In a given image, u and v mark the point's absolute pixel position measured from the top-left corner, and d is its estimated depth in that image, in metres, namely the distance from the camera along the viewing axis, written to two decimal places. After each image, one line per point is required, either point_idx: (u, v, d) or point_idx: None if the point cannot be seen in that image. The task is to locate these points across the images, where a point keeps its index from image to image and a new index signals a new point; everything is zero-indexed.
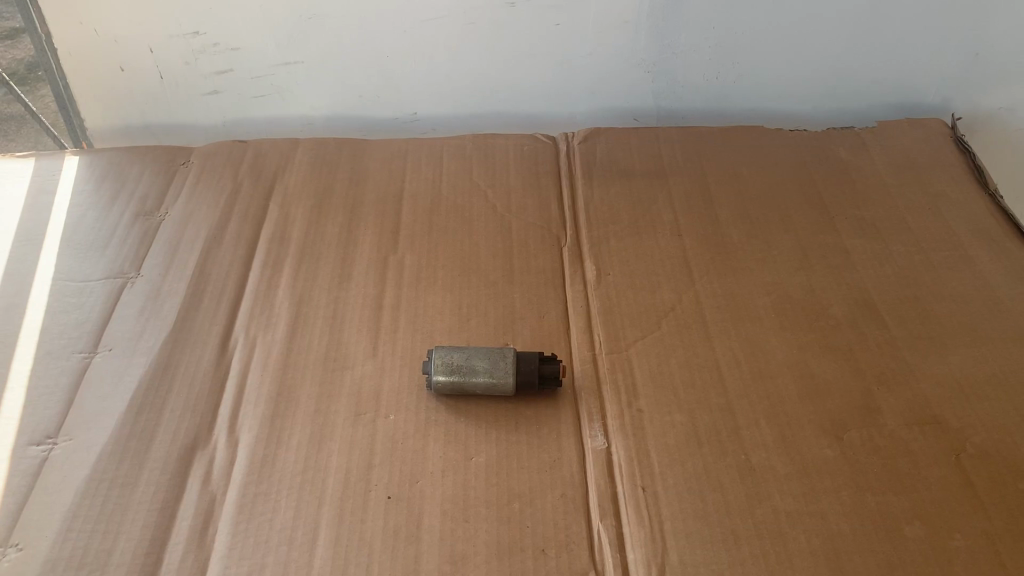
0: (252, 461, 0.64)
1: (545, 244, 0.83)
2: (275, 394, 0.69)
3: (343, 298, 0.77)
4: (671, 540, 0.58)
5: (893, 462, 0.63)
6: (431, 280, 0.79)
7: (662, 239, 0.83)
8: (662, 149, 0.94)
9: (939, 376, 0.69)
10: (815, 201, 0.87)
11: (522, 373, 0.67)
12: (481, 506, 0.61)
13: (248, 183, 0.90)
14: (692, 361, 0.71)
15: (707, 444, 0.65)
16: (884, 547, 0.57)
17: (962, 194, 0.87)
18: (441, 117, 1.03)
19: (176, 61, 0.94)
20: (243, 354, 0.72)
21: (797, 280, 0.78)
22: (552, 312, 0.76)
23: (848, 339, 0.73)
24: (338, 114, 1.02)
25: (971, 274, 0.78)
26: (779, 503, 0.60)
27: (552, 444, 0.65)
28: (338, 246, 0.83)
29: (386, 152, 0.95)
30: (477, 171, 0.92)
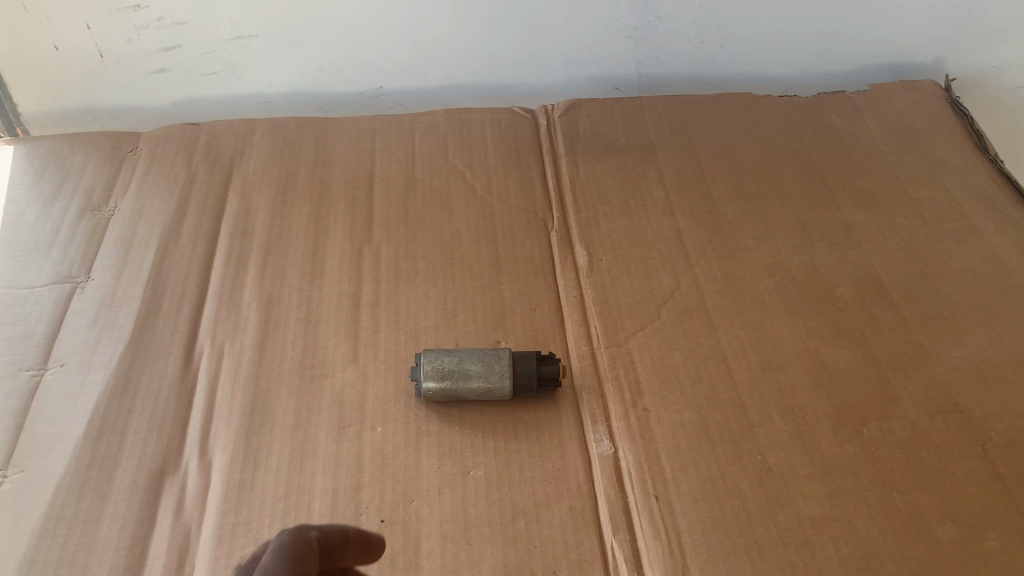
0: (229, 485, 0.58)
1: (531, 229, 0.77)
2: (248, 409, 0.63)
3: (316, 297, 0.71)
4: (691, 554, 0.54)
5: (917, 456, 0.59)
6: (411, 274, 0.73)
7: (655, 219, 0.78)
8: (647, 121, 0.89)
9: (956, 360, 0.65)
10: (810, 172, 0.83)
11: (519, 376, 0.62)
12: (484, 526, 0.56)
13: (204, 171, 0.83)
14: (696, 352, 0.67)
15: (720, 445, 0.60)
16: (917, 551, 0.54)
17: (962, 160, 0.83)
18: (410, 91, 0.96)
19: (116, 37, 0.86)
20: (210, 364, 0.66)
21: (800, 258, 0.74)
22: (544, 303, 0.71)
23: (857, 322, 0.69)
24: (297, 91, 0.95)
25: (979, 247, 0.74)
26: (802, 508, 0.57)
27: (555, 452, 0.61)
28: (307, 239, 0.76)
29: (352, 132, 0.88)
30: (453, 150, 0.86)
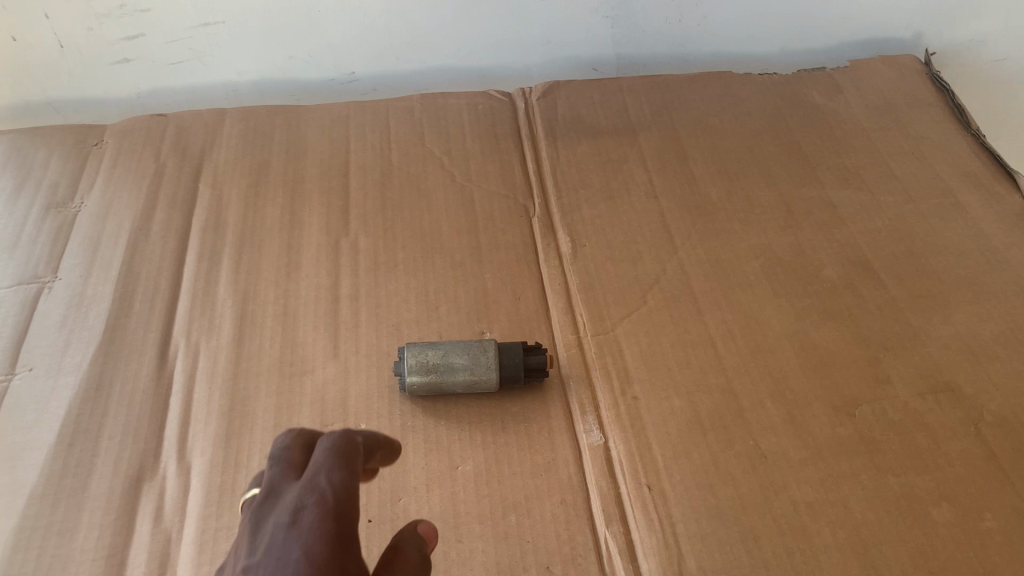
0: (209, 489, 0.56)
1: (512, 216, 0.76)
2: (226, 409, 0.61)
3: (293, 291, 0.69)
4: (686, 544, 0.53)
5: (910, 437, 0.58)
6: (391, 264, 0.71)
7: (638, 202, 0.77)
8: (627, 102, 0.87)
9: (946, 338, 0.65)
10: (793, 151, 0.82)
11: (505, 368, 0.61)
12: (474, 523, 0.55)
13: (173, 163, 0.80)
14: (684, 338, 0.66)
15: (711, 432, 0.59)
16: (913, 535, 0.53)
17: (944, 136, 0.83)
18: (383, 76, 0.94)
19: (76, 27, 0.83)
20: (185, 364, 0.64)
21: (785, 239, 0.73)
22: (528, 291, 0.69)
23: (845, 302, 0.68)
24: (267, 79, 0.92)
25: (965, 223, 0.74)
26: (797, 494, 0.56)
27: (544, 444, 0.59)
28: (282, 232, 0.74)
29: (325, 120, 0.86)
30: (430, 136, 0.84)
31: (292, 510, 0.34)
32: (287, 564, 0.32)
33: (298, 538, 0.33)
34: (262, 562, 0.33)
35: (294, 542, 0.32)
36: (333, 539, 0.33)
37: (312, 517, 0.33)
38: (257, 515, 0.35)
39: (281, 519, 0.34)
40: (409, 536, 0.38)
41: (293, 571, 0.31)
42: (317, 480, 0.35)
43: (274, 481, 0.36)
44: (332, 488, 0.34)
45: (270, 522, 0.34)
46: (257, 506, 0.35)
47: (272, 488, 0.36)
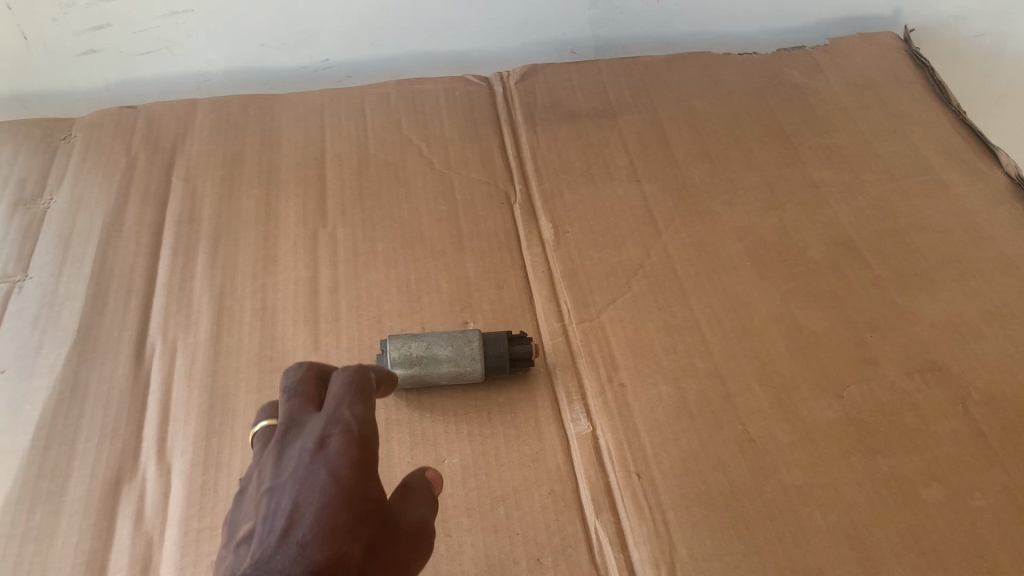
0: (191, 488, 0.55)
1: (492, 203, 0.75)
2: (206, 407, 0.60)
3: (271, 285, 0.68)
4: (677, 532, 0.53)
5: (899, 418, 0.58)
6: (370, 255, 0.70)
7: (620, 187, 0.76)
8: (607, 85, 0.86)
9: (932, 317, 0.64)
10: (774, 131, 0.81)
11: (490, 359, 0.60)
12: (462, 516, 0.54)
13: (144, 156, 0.78)
14: (670, 323, 0.65)
15: (699, 417, 0.59)
16: (904, 516, 0.53)
17: (925, 114, 0.82)
18: (357, 62, 0.92)
19: (40, 19, 0.80)
20: (163, 361, 0.63)
21: (769, 220, 0.73)
22: (511, 279, 0.68)
23: (830, 283, 0.68)
24: (239, 67, 0.90)
25: (947, 200, 0.74)
26: (786, 477, 0.55)
27: (531, 434, 0.59)
28: (258, 224, 0.73)
29: (299, 108, 0.84)
30: (407, 122, 0.82)
31: (319, 438, 0.37)
32: (317, 484, 0.35)
33: (326, 461, 0.36)
34: (287, 481, 0.36)
35: (322, 464, 0.36)
36: (358, 466, 0.36)
37: (339, 443, 0.37)
38: (281, 441, 0.38)
39: (308, 445, 0.37)
40: (421, 479, 0.44)
41: (323, 489, 0.35)
42: (340, 413, 0.39)
43: (295, 412, 0.39)
44: (354, 420, 0.38)
45: (295, 447, 0.38)
46: (280, 435, 0.39)
47: (292, 420, 0.39)
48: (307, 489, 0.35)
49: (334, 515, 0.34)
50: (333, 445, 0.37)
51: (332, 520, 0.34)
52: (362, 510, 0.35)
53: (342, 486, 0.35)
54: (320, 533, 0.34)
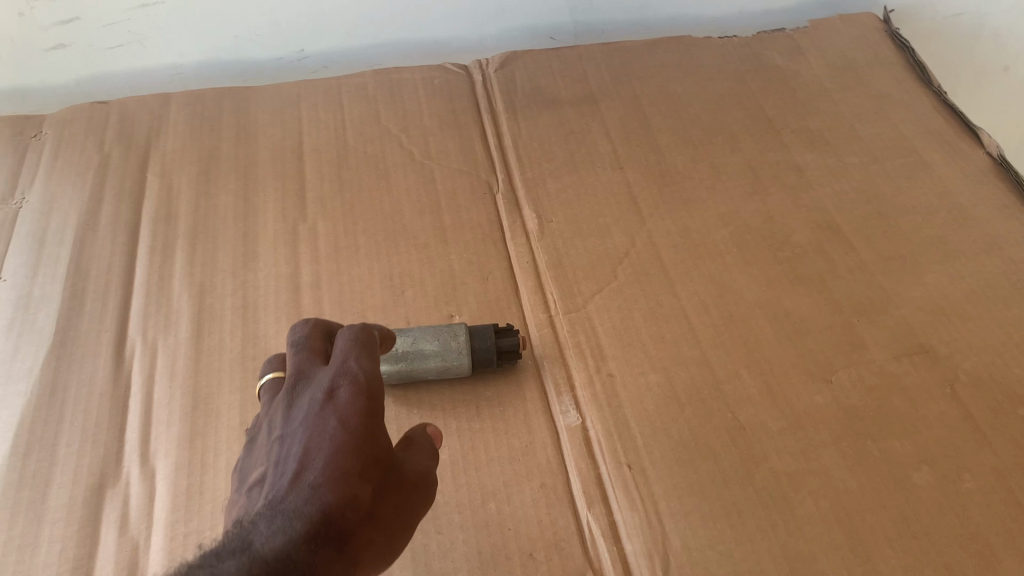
0: (176, 492, 0.54)
1: (475, 193, 0.74)
2: (189, 408, 0.59)
3: (252, 282, 0.67)
4: (669, 522, 0.53)
5: (887, 401, 0.58)
6: (352, 249, 0.69)
7: (603, 174, 0.75)
8: (587, 72, 0.85)
9: (918, 299, 0.64)
10: (756, 114, 0.81)
11: (477, 352, 0.59)
12: (453, 513, 0.53)
13: (118, 152, 0.77)
14: (657, 311, 0.64)
15: (689, 406, 0.59)
16: (895, 500, 0.53)
17: (905, 94, 0.82)
18: (333, 53, 0.91)
19: (6, 13, 0.78)
20: (143, 363, 0.62)
21: (753, 205, 0.72)
22: (496, 271, 0.68)
23: (816, 267, 0.67)
24: (212, 59, 0.88)
25: (930, 181, 0.74)
26: (778, 465, 0.55)
27: (520, 428, 0.58)
28: (237, 220, 0.71)
29: (275, 100, 0.83)
30: (385, 113, 0.81)
31: (329, 389, 0.40)
32: (327, 431, 0.38)
33: (336, 409, 0.39)
34: (300, 428, 0.39)
35: (332, 412, 0.39)
36: (366, 414, 0.39)
37: (347, 394, 0.39)
38: (291, 394, 0.41)
39: (318, 395, 0.40)
40: (421, 433, 0.46)
41: (333, 435, 0.38)
42: (347, 366, 0.41)
43: (303, 367, 0.42)
44: (361, 372, 0.41)
45: (305, 398, 0.40)
46: (289, 388, 0.41)
47: (302, 373, 0.42)
48: (318, 435, 0.38)
49: (343, 458, 0.37)
50: (342, 395, 0.39)
51: (343, 462, 0.37)
52: (370, 455, 0.38)
53: (350, 432, 0.38)
54: (331, 474, 0.36)
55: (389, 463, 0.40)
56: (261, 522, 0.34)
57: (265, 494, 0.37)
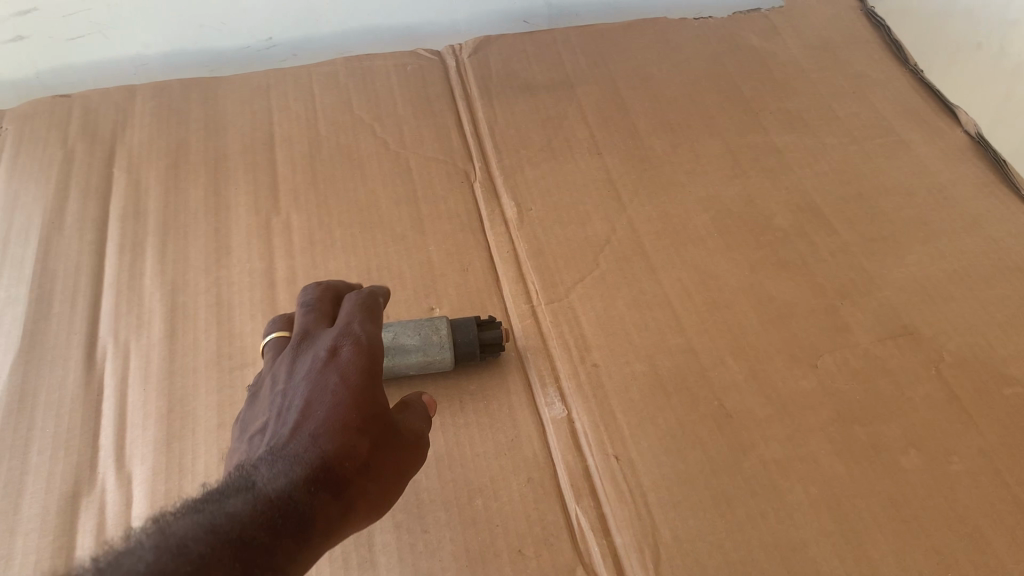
0: (153, 498, 0.53)
1: (452, 182, 0.72)
2: (164, 411, 0.57)
3: (225, 279, 0.65)
4: (658, 514, 0.52)
5: (873, 385, 0.58)
6: (328, 242, 0.68)
7: (582, 160, 0.74)
8: (562, 56, 0.84)
9: (900, 281, 0.64)
10: (734, 97, 0.80)
11: (460, 346, 0.58)
12: (439, 511, 0.53)
13: (82, 147, 0.74)
14: (640, 299, 0.64)
15: (675, 395, 0.58)
16: (884, 484, 0.53)
17: (882, 74, 0.82)
18: (302, 40, 0.89)
19: None
20: (116, 365, 0.60)
21: (734, 189, 0.72)
22: (475, 261, 0.67)
23: (798, 250, 0.67)
24: (177, 49, 0.86)
25: (910, 161, 0.73)
26: (766, 452, 0.55)
27: (505, 422, 0.57)
28: (208, 215, 0.70)
29: (244, 90, 0.80)
30: (358, 101, 0.79)
31: (332, 348, 0.45)
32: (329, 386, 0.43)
33: (338, 368, 0.44)
34: (305, 381, 0.44)
35: (334, 370, 0.44)
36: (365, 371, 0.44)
37: (349, 354, 0.44)
38: (298, 354, 0.46)
39: (322, 354, 0.45)
40: (418, 401, 0.49)
41: (334, 388, 0.43)
42: (350, 329, 0.46)
43: (310, 329, 0.48)
44: (362, 334, 0.46)
45: (310, 357, 0.45)
46: (297, 347, 0.47)
47: (309, 335, 0.47)
48: (321, 390, 0.43)
49: (344, 411, 0.42)
50: (344, 355, 0.44)
51: (342, 415, 0.41)
52: (369, 408, 0.43)
53: (350, 389, 0.43)
54: (331, 424, 0.41)
55: (388, 420, 0.44)
56: (267, 463, 0.38)
57: (271, 439, 0.42)
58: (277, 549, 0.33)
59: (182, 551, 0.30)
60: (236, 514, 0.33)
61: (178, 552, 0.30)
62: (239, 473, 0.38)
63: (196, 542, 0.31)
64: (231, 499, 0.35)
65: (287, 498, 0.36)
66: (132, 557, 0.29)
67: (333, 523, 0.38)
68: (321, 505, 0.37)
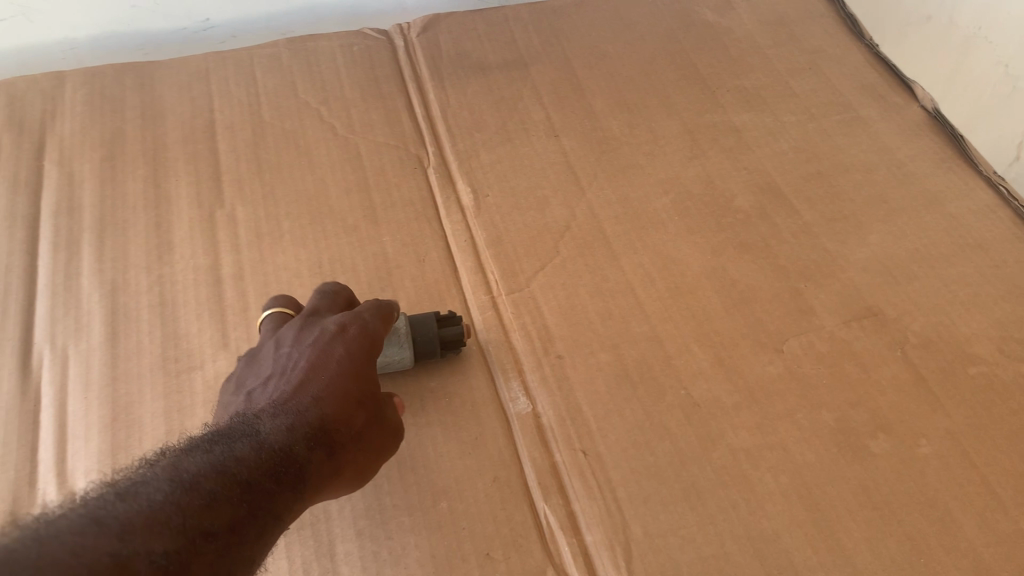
0: None
1: (404, 168, 0.70)
2: (108, 420, 0.54)
3: (169, 277, 0.62)
4: (629, 509, 0.51)
5: (840, 368, 0.57)
6: (276, 235, 0.65)
7: (538, 143, 0.72)
8: (514, 34, 0.82)
9: (863, 261, 0.63)
10: (690, 74, 0.78)
11: (420, 344, 0.56)
12: (403, 516, 0.51)
13: (8, 139, 0.70)
14: (603, 287, 0.62)
15: (641, 385, 0.57)
16: (854, 471, 0.52)
17: (838, 48, 0.81)
18: (242, 20, 0.85)
19: None
20: (54, 373, 0.56)
21: (694, 170, 0.70)
22: (432, 252, 0.64)
23: (760, 232, 0.66)
24: (109, 32, 0.81)
25: (868, 138, 0.73)
26: (734, 441, 0.54)
27: (468, 420, 0.55)
28: (147, 209, 0.66)
29: (181, 75, 0.77)
30: (303, 84, 0.76)
31: (341, 324, 0.52)
32: (335, 358, 0.50)
33: (343, 345, 0.51)
34: (311, 346, 0.51)
35: (338, 344, 0.50)
36: (366, 353, 0.51)
37: (354, 335, 0.51)
38: (306, 323, 0.53)
39: (331, 328, 0.51)
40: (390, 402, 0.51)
41: (338, 360, 0.50)
42: (359, 314, 0.53)
43: (319, 307, 0.54)
44: (369, 321, 0.53)
45: (318, 328, 0.52)
46: (306, 317, 0.53)
47: (318, 311, 0.54)
48: (327, 359, 0.50)
49: (343, 384, 0.49)
50: (351, 335, 0.51)
51: (342, 389, 0.48)
52: (365, 386, 0.50)
53: (351, 365, 0.50)
54: (332, 394, 0.48)
55: (380, 396, 0.51)
56: (270, 415, 0.45)
57: (273, 391, 0.49)
58: (273, 495, 0.40)
59: (192, 488, 0.36)
60: (243, 458, 0.40)
61: (190, 488, 0.36)
62: (246, 419, 0.45)
63: (205, 480, 0.37)
64: (238, 443, 0.42)
65: (285, 453, 0.43)
66: (150, 488, 0.36)
67: (318, 478, 0.44)
68: (314, 462, 0.44)
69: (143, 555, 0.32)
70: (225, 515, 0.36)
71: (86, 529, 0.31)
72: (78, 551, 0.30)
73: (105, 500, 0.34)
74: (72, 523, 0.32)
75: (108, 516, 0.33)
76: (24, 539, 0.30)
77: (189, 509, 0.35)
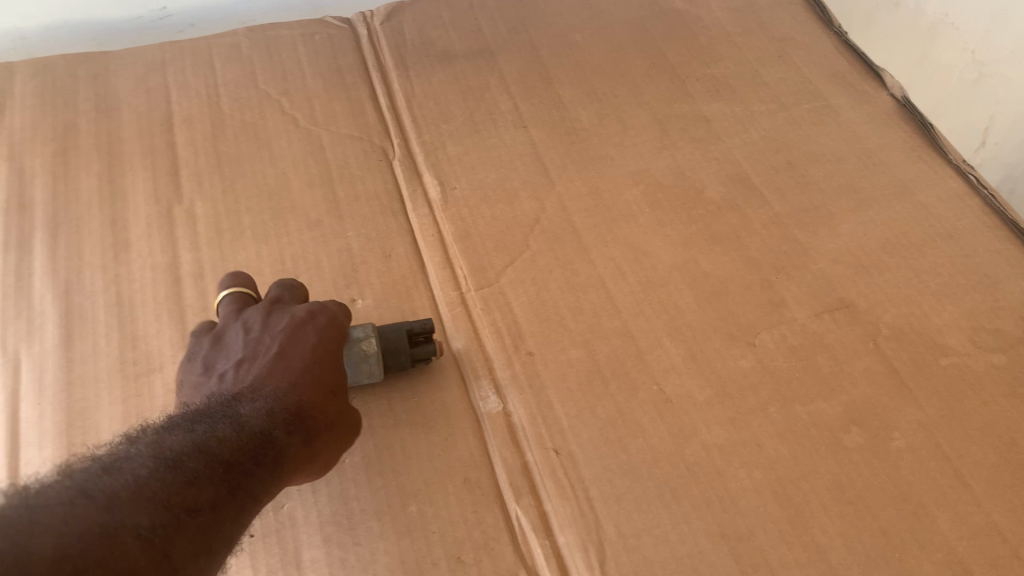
0: None
1: (369, 161, 0.68)
2: (63, 426, 0.52)
3: (125, 276, 0.60)
4: (601, 509, 0.50)
5: (813, 361, 0.57)
6: (237, 231, 0.63)
7: (506, 134, 0.70)
8: (480, 23, 0.80)
9: (834, 252, 0.63)
10: (660, 62, 0.77)
11: (391, 363, 0.54)
12: (371, 521, 0.49)
13: None
14: (574, 282, 0.61)
15: (613, 382, 0.56)
16: (828, 466, 0.52)
17: (808, 36, 0.80)
18: (199, 7, 0.83)
19: None
20: (6, 379, 0.54)
21: (664, 161, 0.69)
22: (398, 247, 0.63)
23: (731, 223, 0.65)
24: (59, 22, 0.79)
25: (837, 127, 0.72)
26: (707, 438, 0.53)
27: (438, 421, 0.54)
28: (102, 206, 0.64)
29: (137, 66, 0.74)
30: (263, 75, 0.74)
31: (309, 311, 0.52)
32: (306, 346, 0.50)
33: (314, 331, 0.51)
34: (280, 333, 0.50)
35: (308, 331, 0.51)
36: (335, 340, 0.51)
37: (323, 322, 0.51)
38: (271, 309, 0.52)
39: (299, 315, 0.51)
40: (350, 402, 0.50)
41: (309, 347, 0.50)
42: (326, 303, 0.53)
43: (283, 293, 0.54)
44: (335, 311, 0.53)
45: (285, 315, 0.52)
46: (271, 304, 0.53)
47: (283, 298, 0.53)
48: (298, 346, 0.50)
49: (316, 371, 0.49)
50: (320, 322, 0.51)
51: (314, 376, 0.48)
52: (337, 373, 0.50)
53: (322, 353, 0.50)
54: (306, 377, 0.48)
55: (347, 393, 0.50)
56: (246, 400, 0.45)
57: (243, 376, 0.48)
58: (252, 476, 0.41)
59: (175, 466, 0.38)
60: (224, 439, 0.41)
61: (173, 466, 0.38)
62: (222, 402, 0.45)
63: (187, 460, 0.39)
64: (218, 423, 0.43)
65: (263, 436, 0.43)
66: (134, 464, 0.37)
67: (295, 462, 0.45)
68: (291, 446, 0.45)
69: (130, 527, 0.34)
70: (207, 493, 0.38)
71: (73, 500, 0.33)
72: (68, 519, 0.32)
73: (90, 472, 0.36)
74: (59, 494, 0.33)
75: (94, 489, 0.34)
76: (16, 507, 0.31)
77: (173, 486, 0.37)
